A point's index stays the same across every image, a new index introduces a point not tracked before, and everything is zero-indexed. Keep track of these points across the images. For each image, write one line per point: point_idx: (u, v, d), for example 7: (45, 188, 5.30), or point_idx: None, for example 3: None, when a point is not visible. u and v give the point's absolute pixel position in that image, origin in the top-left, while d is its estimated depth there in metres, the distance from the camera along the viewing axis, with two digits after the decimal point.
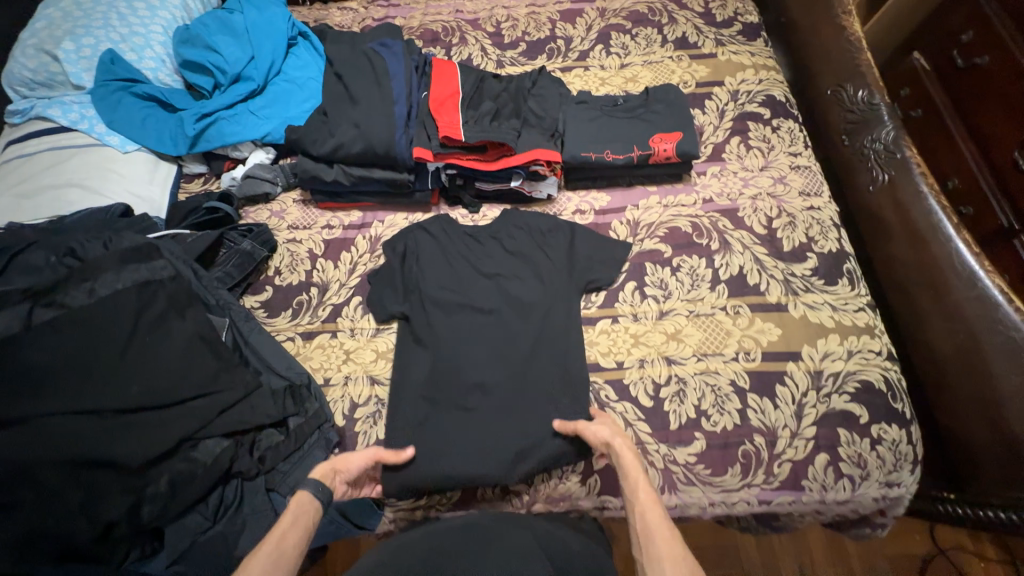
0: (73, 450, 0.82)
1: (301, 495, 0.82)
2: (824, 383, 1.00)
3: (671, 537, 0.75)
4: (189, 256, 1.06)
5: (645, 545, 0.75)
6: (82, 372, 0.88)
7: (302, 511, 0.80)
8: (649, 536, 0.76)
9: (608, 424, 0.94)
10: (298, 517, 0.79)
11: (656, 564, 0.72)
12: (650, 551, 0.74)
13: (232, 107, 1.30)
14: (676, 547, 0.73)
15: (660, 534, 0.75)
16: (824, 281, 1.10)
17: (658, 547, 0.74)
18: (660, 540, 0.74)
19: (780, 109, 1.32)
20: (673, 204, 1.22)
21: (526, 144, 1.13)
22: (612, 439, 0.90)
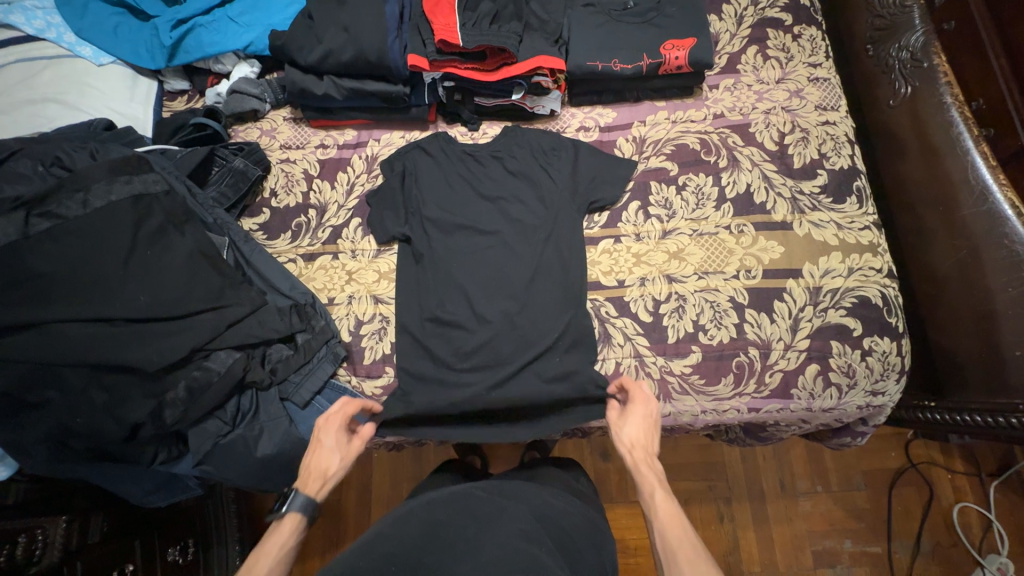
0: (90, 356, 0.85)
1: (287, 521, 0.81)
2: (823, 299, 1.01)
3: (696, 555, 0.74)
4: (181, 171, 1.03)
5: (668, 563, 0.75)
6: (87, 283, 0.89)
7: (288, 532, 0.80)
8: (671, 553, 0.75)
9: (635, 428, 0.92)
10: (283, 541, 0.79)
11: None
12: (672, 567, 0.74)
13: (209, 13, 1.20)
14: (701, 563, 0.73)
15: (681, 549, 0.75)
16: (833, 199, 1.08)
17: (680, 566, 0.73)
18: (682, 559, 0.74)
19: (803, 15, 1.22)
20: (682, 119, 1.16)
21: (529, 51, 1.05)
22: (632, 447, 0.90)
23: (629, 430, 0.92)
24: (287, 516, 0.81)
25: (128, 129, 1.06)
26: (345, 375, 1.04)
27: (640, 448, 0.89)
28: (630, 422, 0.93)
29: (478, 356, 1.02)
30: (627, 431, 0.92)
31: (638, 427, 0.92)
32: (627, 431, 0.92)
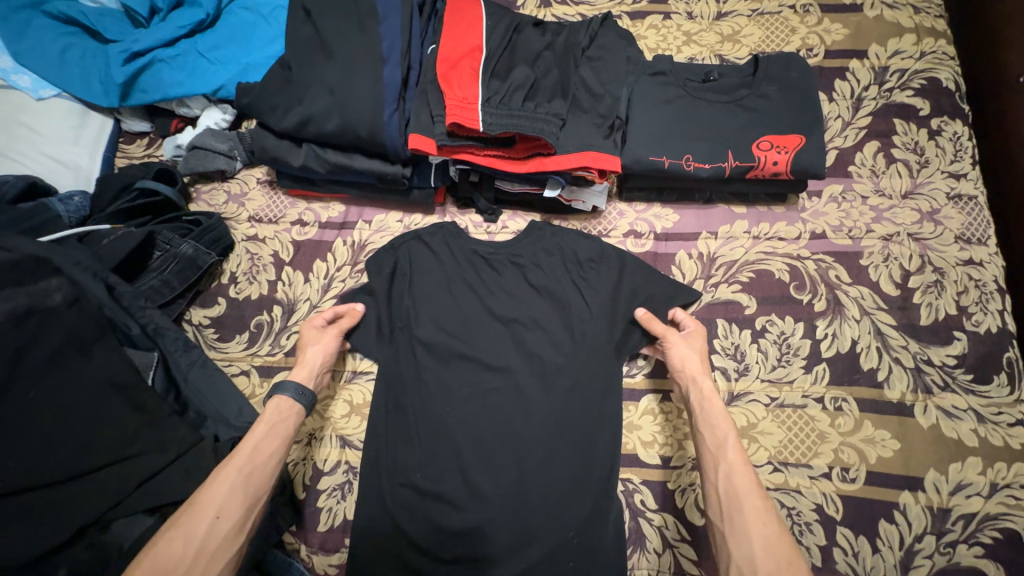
0: None
1: (278, 402, 0.74)
2: (950, 528, 0.72)
3: (763, 506, 0.62)
4: (105, 266, 0.80)
5: (729, 514, 0.62)
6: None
7: (275, 419, 0.73)
8: (735, 505, 0.62)
9: (696, 351, 0.78)
10: (272, 428, 0.72)
11: (739, 531, 0.60)
12: (734, 522, 0.61)
13: (174, 45, 0.96)
14: (769, 521, 0.61)
15: (748, 499, 0.62)
16: (973, 376, 0.78)
17: (745, 519, 0.61)
18: (749, 509, 0.62)
19: (946, 102, 0.92)
20: (767, 234, 0.87)
21: (571, 139, 0.78)
22: (692, 373, 0.75)
23: (690, 348, 0.78)
24: (273, 402, 0.74)
25: (38, 207, 0.84)
26: (291, 543, 0.81)
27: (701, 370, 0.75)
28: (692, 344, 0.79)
29: (466, 548, 0.76)
30: (688, 352, 0.77)
31: (698, 351, 0.79)
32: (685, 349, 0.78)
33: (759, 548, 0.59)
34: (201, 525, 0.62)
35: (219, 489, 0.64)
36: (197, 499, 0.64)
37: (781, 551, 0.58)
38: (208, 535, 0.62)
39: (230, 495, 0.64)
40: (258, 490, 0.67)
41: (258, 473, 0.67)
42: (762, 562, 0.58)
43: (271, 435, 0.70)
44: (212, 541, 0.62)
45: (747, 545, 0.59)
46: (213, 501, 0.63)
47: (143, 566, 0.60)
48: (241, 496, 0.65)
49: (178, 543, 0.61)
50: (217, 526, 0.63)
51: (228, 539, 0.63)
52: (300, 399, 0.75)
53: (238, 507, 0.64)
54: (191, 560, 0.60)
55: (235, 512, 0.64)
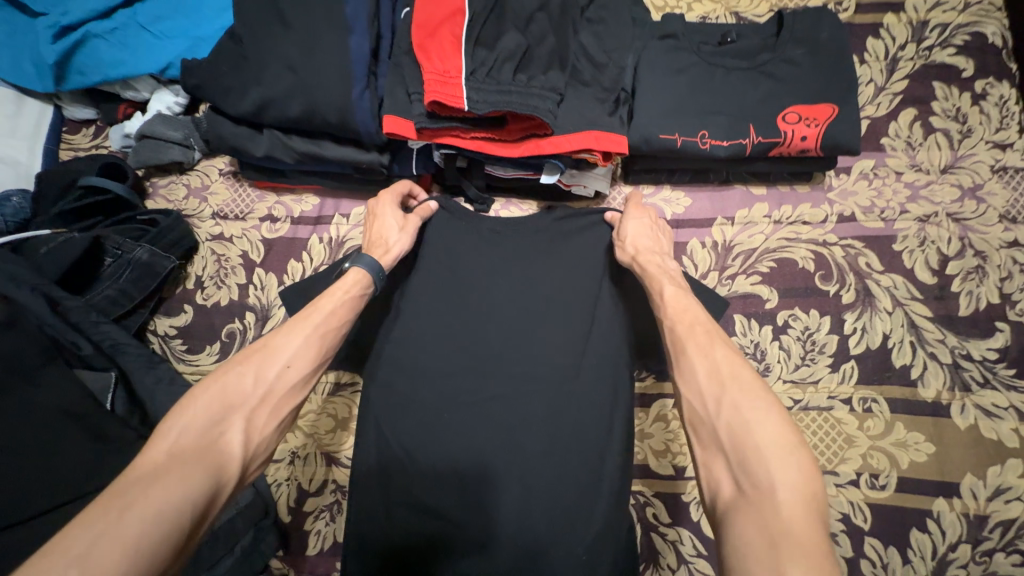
0: None
1: (355, 274, 0.64)
2: (987, 536, 0.67)
3: (709, 341, 0.53)
4: (49, 279, 0.71)
5: (676, 358, 0.54)
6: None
7: (354, 287, 0.63)
8: (680, 344, 0.54)
9: (641, 225, 0.72)
10: (350, 296, 0.62)
11: (686, 369, 0.52)
12: (682, 361, 0.53)
13: (111, 18, 0.83)
14: (715, 350, 0.52)
15: (694, 337, 0.54)
16: (1016, 371, 0.71)
17: (691, 359, 0.52)
18: (694, 349, 0.53)
19: (992, 61, 0.81)
20: (790, 218, 0.79)
21: (571, 118, 0.68)
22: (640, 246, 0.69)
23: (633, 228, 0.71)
24: (351, 275, 0.64)
25: None
26: (280, 568, 0.76)
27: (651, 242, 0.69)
28: (638, 223, 0.73)
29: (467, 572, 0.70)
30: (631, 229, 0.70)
31: (643, 228, 0.72)
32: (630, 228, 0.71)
33: (706, 379, 0.50)
34: (270, 367, 0.53)
35: (286, 338, 0.56)
36: (267, 342, 0.55)
37: (727, 376, 0.49)
38: (274, 383, 0.53)
39: (305, 346, 0.56)
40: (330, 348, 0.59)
41: (335, 332, 0.59)
42: (712, 389, 0.49)
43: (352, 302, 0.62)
44: (281, 389, 0.53)
45: (695, 379, 0.51)
46: (277, 341, 0.55)
47: (207, 390, 0.50)
48: (314, 349, 0.56)
49: (247, 379, 0.51)
50: (287, 375, 0.54)
51: (290, 392, 0.54)
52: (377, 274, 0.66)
53: (309, 362, 0.56)
54: (256, 402, 0.51)
55: (305, 366, 0.55)
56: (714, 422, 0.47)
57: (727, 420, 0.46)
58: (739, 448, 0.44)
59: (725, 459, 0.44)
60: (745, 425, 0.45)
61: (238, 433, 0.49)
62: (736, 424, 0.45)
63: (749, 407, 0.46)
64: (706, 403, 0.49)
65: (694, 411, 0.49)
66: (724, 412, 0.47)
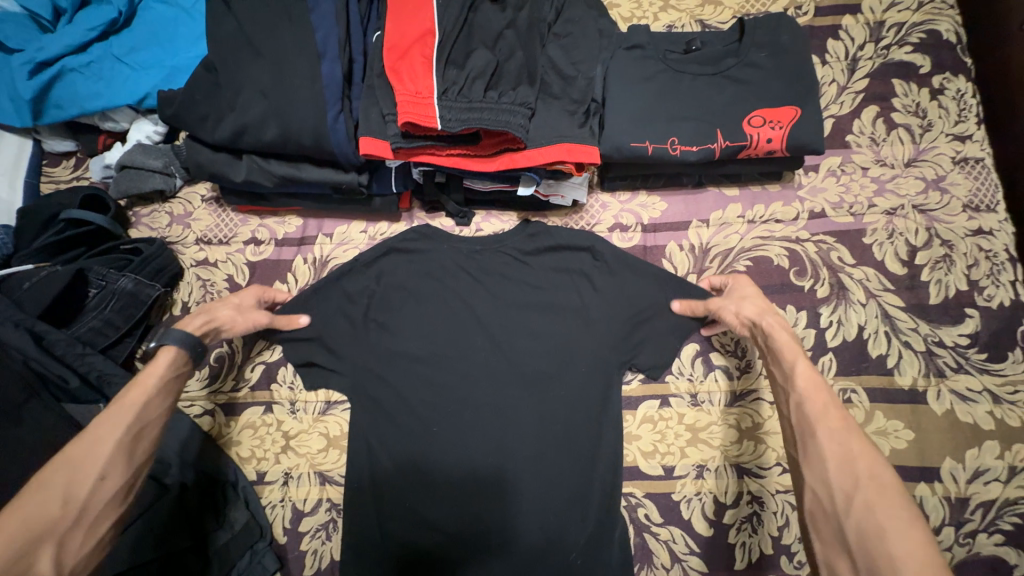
0: None
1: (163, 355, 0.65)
2: (969, 518, 0.69)
3: (844, 429, 0.53)
4: (32, 313, 0.71)
5: (803, 442, 0.55)
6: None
7: (169, 374, 0.64)
8: (808, 428, 0.55)
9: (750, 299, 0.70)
10: (162, 382, 0.63)
11: (812, 457, 0.53)
12: (808, 445, 0.54)
13: (85, 51, 0.84)
14: (858, 442, 0.52)
15: (825, 423, 0.54)
16: (987, 355, 0.73)
17: (820, 446, 0.53)
18: (825, 435, 0.53)
19: (947, 56, 0.84)
20: (763, 217, 0.81)
21: (544, 131, 0.70)
22: (759, 316, 0.68)
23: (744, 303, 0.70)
24: (161, 355, 0.65)
25: None
26: None
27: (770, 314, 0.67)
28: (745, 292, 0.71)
29: None
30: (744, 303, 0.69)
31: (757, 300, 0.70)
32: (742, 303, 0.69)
33: (835, 472, 0.51)
34: (83, 484, 0.53)
35: (97, 446, 0.56)
36: (66, 454, 0.55)
37: (864, 473, 0.50)
38: (89, 498, 0.53)
39: (115, 453, 0.56)
40: (148, 446, 0.60)
41: (151, 427, 0.60)
42: (841, 484, 0.50)
43: (164, 391, 0.63)
44: (94, 504, 0.54)
45: (823, 471, 0.52)
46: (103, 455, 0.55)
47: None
48: (129, 453, 0.57)
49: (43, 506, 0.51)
50: (101, 487, 0.54)
51: (108, 506, 0.55)
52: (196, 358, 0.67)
53: (125, 466, 0.57)
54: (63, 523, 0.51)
55: (122, 472, 0.56)
56: (842, 520, 0.49)
57: (857, 522, 0.47)
58: (868, 555, 0.45)
59: (853, 563, 0.46)
60: (878, 533, 0.46)
61: (49, 564, 0.49)
62: (868, 527, 0.46)
63: (886, 514, 0.46)
64: (835, 499, 0.50)
65: (818, 503, 0.51)
66: (855, 513, 0.48)
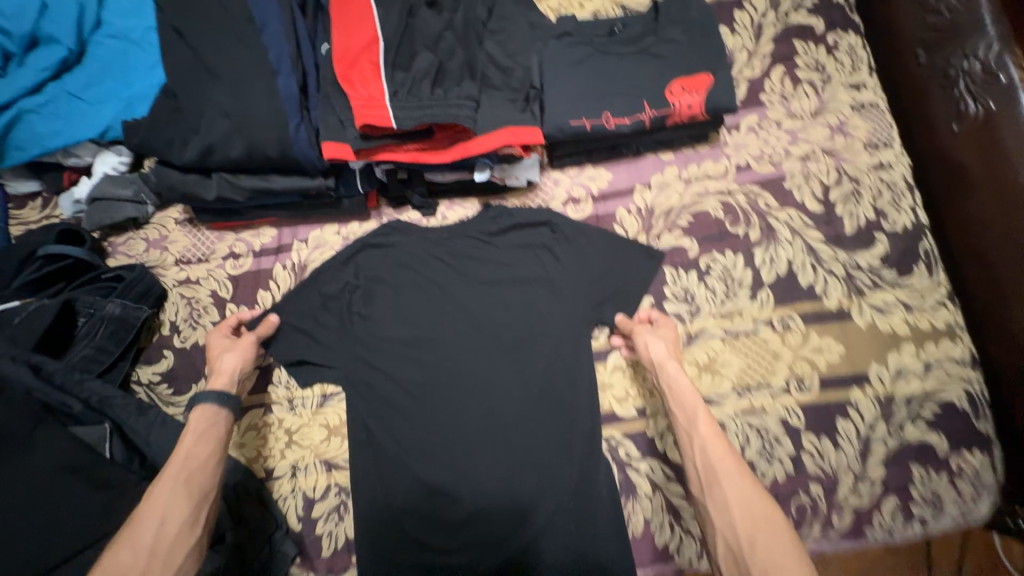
0: None
1: (197, 413, 0.72)
2: (896, 412, 0.80)
3: (740, 474, 0.66)
4: (26, 347, 0.75)
5: (709, 488, 0.66)
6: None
7: (207, 426, 0.71)
8: (713, 479, 0.66)
9: (666, 338, 0.78)
10: (203, 433, 0.71)
11: (720, 503, 0.64)
12: (714, 495, 0.65)
13: (41, 91, 0.86)
14: (750, 488, 0.64)
15: (725, 474, 0.66)
16: (896, 272, 0.85)
17: (723, 490, 0.65)
18: (726, 482, 0.65)
19: (838, 17, 0.95)
20: (697, 176, 0.90)
21: (490, 120, 0.77)
22: (664, 360, 0.76)
23: (660, 341, 0.78)
24: (194, 414, 0.72)
25: None
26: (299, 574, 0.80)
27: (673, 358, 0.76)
28: (660, 334, 0.80)
29: (471, 535, 0.78)
30: (657, 344, 0.78)
31: (670, 338, 0.79)
32: (656, 342, 0.78)
33: (738, 515, 0.63)
34: (147, 534, 0.61)
35: (155, 500, 0.64)
36: (135, 517, 0.63)
37: (760, 512, 0.62)
38: (155, 540, 0.61)
39: (172, 500, 0.64)
40: (203, 490, 0.67)
41: (201, 472, 0.67)
42: (743, 526, 0.62)
43: (204, 439, 0.70)
44: (161, 545, 0.61)
45: (728, 514, 0.63)
46: (159, 505, 0.63)
47: None
48: (184, 497, 0.65)
49: (126, 553, 0.60)
50: (164, 529, 0.62)
51: (175, 545, 0.62)
52: (228, 404, 0.74)
53: (182, 509, 0.64)
54: (143, 563, 0.60)
55: (181, 512, 0.64)
56: (749, 559, 0.59)
57: (759, 562, 0.59)
58: None
59: None
60: (775, 568, 0.57)
61: None
62: (769, 565, 0.58)
63: (777, 549, 0.59)
64: (740, 540, 0.61)
65: (728, 544, 0.62)
66: (756, 551, 0.60)
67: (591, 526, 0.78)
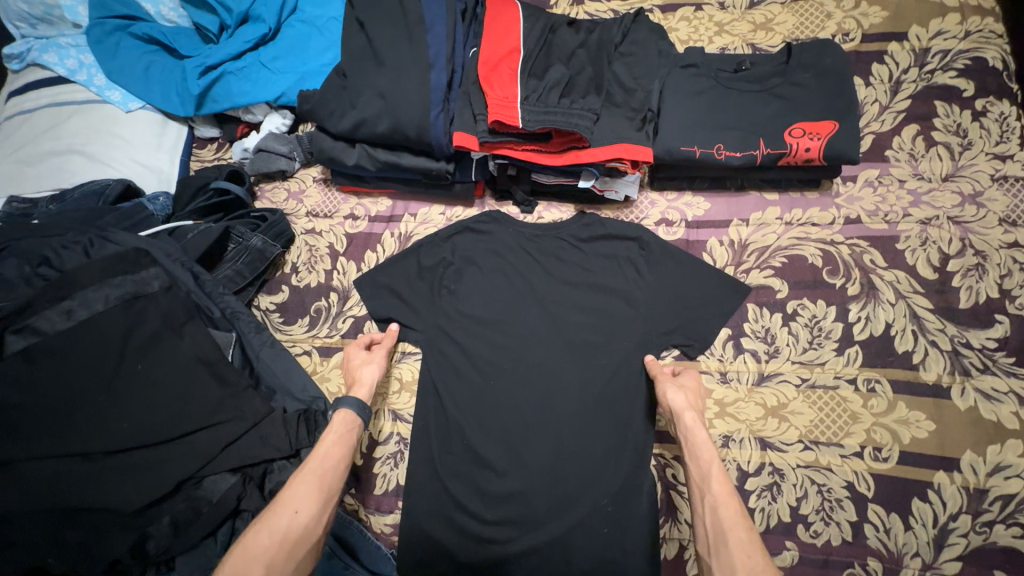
0: (61, 497, 0.72)
1: (339, 414, 0.81)
2: (987, 509, 0.73)
3: (749, 540, 0.65)
4: (189, 257, 0.91)
5: (716, 550, 0.66)
6: (61, 408, 0.76)
7: (344, 430, 0.79)
8: (721, 538, 0.66)
9: (687, 390, 0.79)
10: (340, 436, 0.78)
11: (726, 567, 0.64)
12: (720, 555, 0.65)
13: (241, 58, 1.06)
14: (757, 555, 0.63)
15: (734, 535, 0.65)
16: (1015, 360, 0.77)
17: (732, 556, 0.64)
18: (735, 546, 0.65)
19: (993, 83, 0.89)
20: (800, 220, 0.89)
21: (606, 133, 0.82)
22: (683, 411, 0.77)
23: (681, 391, 0.79)
24: (338, 414, 0.80)
25: (134, 208, 0.96)
26: (352, 503, 0.90)
27: (692, 409, 0.77)
28: (682, 382, 0.80)
29: (509, 511, 0.83)
30: (677, 394, 0.78)
31: (690, 389, 0.80)
32: (677, 393, 0.78)
33: None
34: (283, 519, 0.70)
35: (296, 490, 0.72)
36: (277, 499, 0.72)
37: None
38: (288, 528, 0.69)
39: (308, 494, 0.72)
40: (330, 492, 0.75)
41: (331, 474, 0.75)
42: None
43: (340, 442, 0.77)
44: (291, 534, 0.69)
45: None
46: (296, 497, 0.71)
47: (235, 555, 0.67)
48: (316, 495, 0.73)
49: (263, 534, 0.68)
50: (297, 519, 0.70)
51: (303, 538, 0.70)
52: (362, 412, 0.82)
53: (314, 505, 0.72)
54: (271, 551, 0.67)
55: (309, 509, 0.71)
56: None
57: None
58: None
59: None
60: None
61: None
62: None
63: None
64: None
65: None
66: None
67: (625, 536, 0.80)
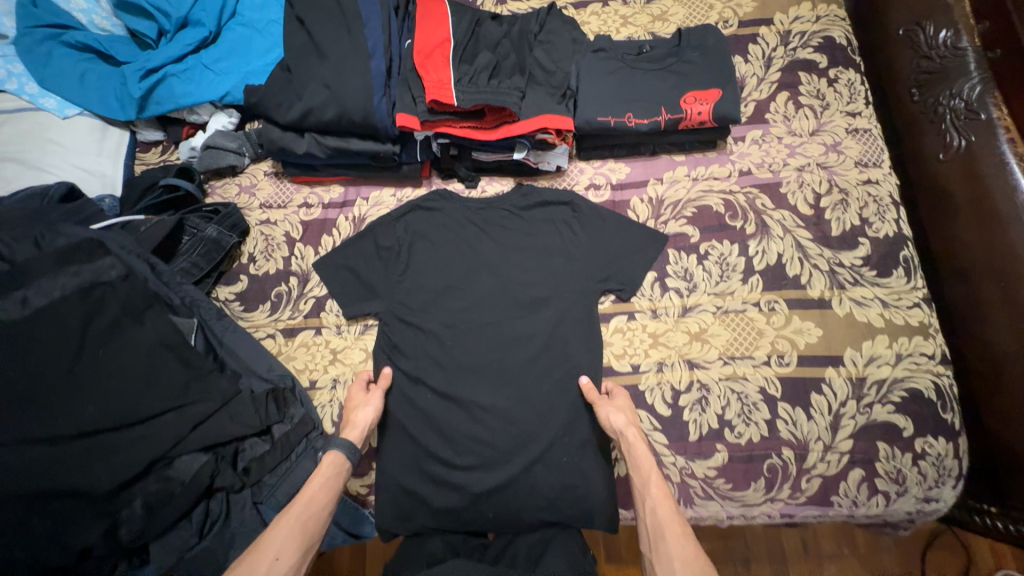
0: (24, 487, 0.72)
1: (329, 457, 0.83)
2: (866, 393, 0.89)
3: (682, 532, 0.75)
4: (144, 249, 0.93)
5: (656, 545, 0.75)
6: (19, 400, 0.76)
7: (332, 474, 0.81)
8: (660, 536, 0.75)
9: (624, 409, 0.86)
10: (328, 480, 0.81)
11: (666, 562, 0.73)
12: (661, 549, 0.74)
13: (181, 60, 1.09)
14: (689, 545, 0.74)
15: (670, 533, 0.75)
16: (876, 272, 0.95)
17: (669, 547, 0.74)
18: (671, 539, 0.74)
19: (841, 56, 1.10)
20: (704, 176, 1.04)
21: (532, 108, 0.94)
22: (625, 428, 0.84)
23: (620, 412, 0.86)
24: (326, 458, 0.83)
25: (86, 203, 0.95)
26: None
27: (633, 426, 0.84)
28: (617, 403, 0.88)
29: (476, 454, 0.90)
30: (617, 415, 0.85)
31: (628, 410, 0.87)
32: (617, 413, 0.86)
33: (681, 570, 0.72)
34: (263, 564, 0.70)
35: (275, 536, 0.73)
36: (260, 542, 0.73)
37: (697, 567, 0.71)
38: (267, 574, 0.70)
39: (288, 540, 0.73)
40: (311, 536, 0.75)
41: (313, 522, 0.76)
42: None
43: (325, 487, 0.79)
44: None
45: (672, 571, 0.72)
46: (277, 543, 0.72)
47: None
48: (297, 545, 0.73)
49: None
50: (276, 566, 0.70)
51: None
52: (350, 454, 0.84)
53: (294, 550, 0.73)
54: None
55: (292, 553, 0.72)
56: None
57: None
58: None
59: None
60: None
61: None
62: None
63: None
64: None
65: None
66: None
67: (581, 460, 0.90)
